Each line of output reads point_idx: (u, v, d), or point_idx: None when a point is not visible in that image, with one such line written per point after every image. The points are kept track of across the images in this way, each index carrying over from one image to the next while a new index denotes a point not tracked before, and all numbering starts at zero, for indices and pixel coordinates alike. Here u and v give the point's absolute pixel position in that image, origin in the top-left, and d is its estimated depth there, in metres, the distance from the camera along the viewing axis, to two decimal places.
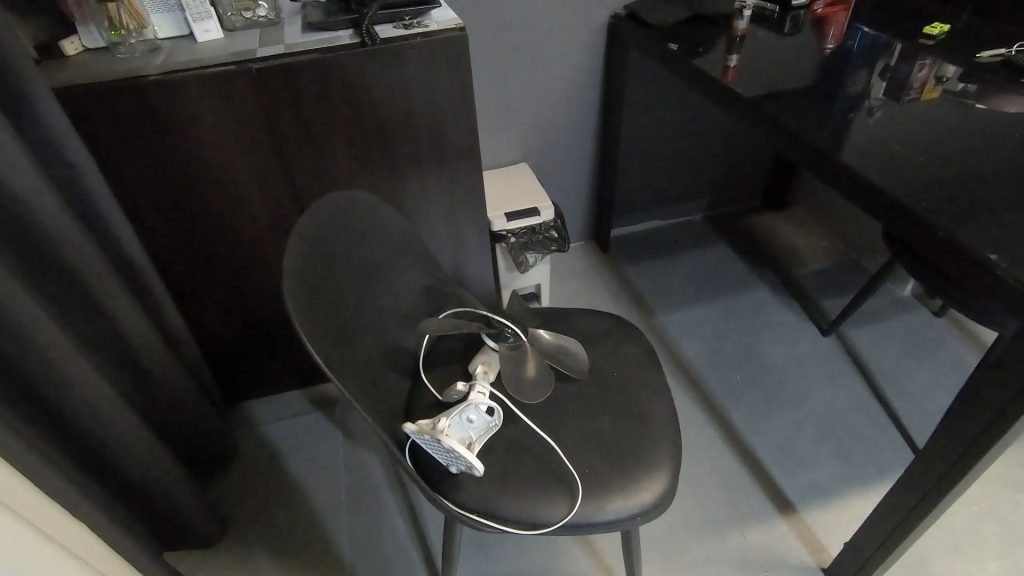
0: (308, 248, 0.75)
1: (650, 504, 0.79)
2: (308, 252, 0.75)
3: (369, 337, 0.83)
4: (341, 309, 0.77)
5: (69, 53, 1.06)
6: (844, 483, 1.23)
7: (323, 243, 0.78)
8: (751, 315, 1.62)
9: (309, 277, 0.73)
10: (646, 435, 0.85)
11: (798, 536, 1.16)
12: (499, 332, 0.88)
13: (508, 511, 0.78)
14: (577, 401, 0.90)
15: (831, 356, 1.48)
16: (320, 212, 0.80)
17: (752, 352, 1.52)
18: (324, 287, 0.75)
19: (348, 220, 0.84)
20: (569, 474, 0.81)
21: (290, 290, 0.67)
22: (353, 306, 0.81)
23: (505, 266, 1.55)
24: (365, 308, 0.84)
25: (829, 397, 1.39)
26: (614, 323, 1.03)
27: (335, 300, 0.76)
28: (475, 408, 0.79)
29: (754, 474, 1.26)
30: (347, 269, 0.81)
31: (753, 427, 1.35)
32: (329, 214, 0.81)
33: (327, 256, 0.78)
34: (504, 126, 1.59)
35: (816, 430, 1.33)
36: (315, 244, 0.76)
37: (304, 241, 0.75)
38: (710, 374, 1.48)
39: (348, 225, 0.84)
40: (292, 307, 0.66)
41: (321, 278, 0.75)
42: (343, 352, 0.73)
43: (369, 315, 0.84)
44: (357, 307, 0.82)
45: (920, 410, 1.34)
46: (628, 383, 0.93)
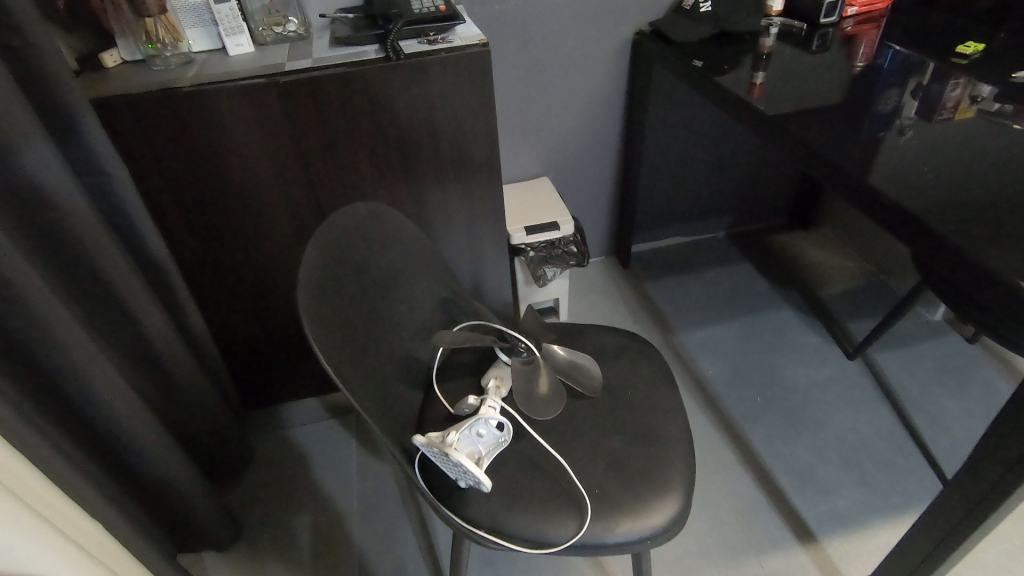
0: (325, 255, 0.76)
1: (660, 527, 0.77)
2: (325, 259, 0.76)
3: (383, 347, 0.83)
4: (355, 318, 0.78)
5: (107, 65, 1.10)
6: (868, 512, 1.19)
7: (340, 251, 0.79)
8: (773, 336, 1.59)
9: (324, 285, 0.74)
10: (658, 456, 0.84)
11: (818, 566, 1.12)
12: (513, 346, 0.88)
13: (516, 528, 0.77)
14: (589, 419, 0.89)
15: (856, 381, 1.44)
16: (340, 223, 0.81)
17: (774, 373, 1.48)
18: (340, 295, 0.76)
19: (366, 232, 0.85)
20: (579, 493, 0.80)
21: (304, 298, 0.68)
22: (368, 316, 0.82)
23: (523, 280, 1.55)
24: (380, 319, 0.84)
25: (854, 422, 1.35)
26: (630, 340, 1.02)
27: (349, 309, 0.77)
28: (485, 423, 0.78)
29: (773, 499, 1.23)
30: (363, 279, 0.82)
31: (773, 452, 1.31)
32: (347, 225, 0.82)
33: (345, 264, 0.79)
34: (527, 140, 1.60)
35: (839, 456, 1.29)
36: (332, 253, 0.78)
37: (321, 249, 0.76)
38: (729, 394, 1.45)
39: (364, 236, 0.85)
40: (305, 314, 0.66)
41: (337, 286, 0.76)
42: (356, 362, 0.74)
43: (385, 324, 0.85)
44: (372, 317, 0.82)
45: (950, 440, 1.29)
46: (642, 402, 0.91)
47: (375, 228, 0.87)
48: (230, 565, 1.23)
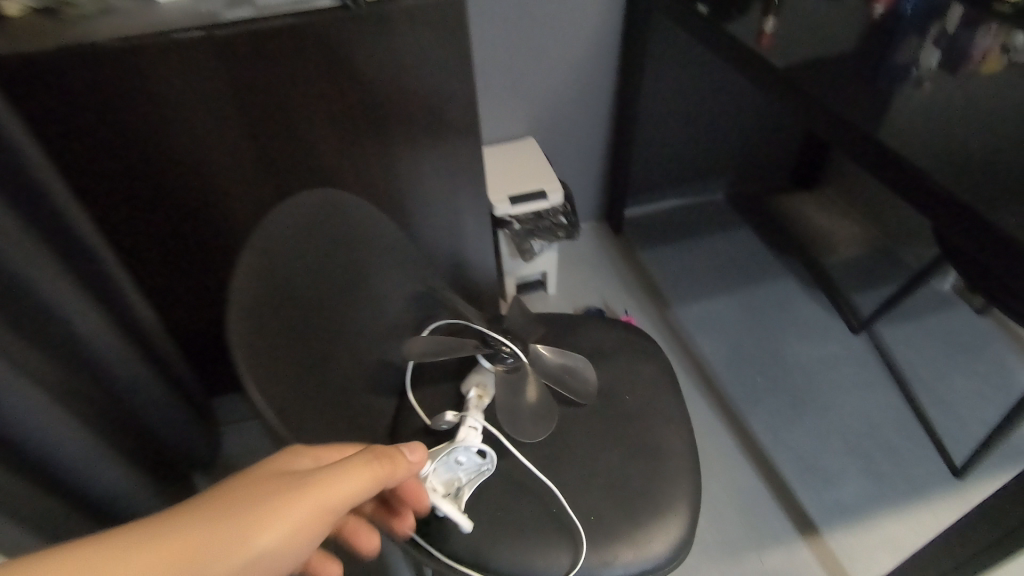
0: (267, 262, 0.63)
1: (662, 559, 0.70)
2: (267, 268, 0.63)
3: (344, 362, 0.72)
4: (307, 336, 0.66)
5: (9, 14, 0.91)
6: (873, 502, 1.13)
7: (288, 255, 0.66)
8: (773, 309, 1.50)
9: (265, 301, 0.61)
10: (661, 475, 0.76)
11: (822, 563, 1.07)
12: (495, 351, 0.77)
13: (502, 563, 0.68)
14: (583, 430, 0.80)
15: (861, 360, 1.36)
16: (289, 219, 0.68)
17: (774, 351, 1.41)
18: (285, 310, 0.63)
19: (414, 445, 0.57)
20: (573, 525, 0.70)
21: (237, 322, 0.56)
22: (330, 327, 0.70)
23: (508, 253, 1.42)
24: (341, 329, 0.72)
25: (858, 403, 1.29)
26: (626, 334, 0.91)
27: (298, 326, 0.65)
28: (464, 450, 0.68)
29: (775, 490, 1.17)
30: (317, 284, 0.70)
31: (774, 436, 1.26)
32: (298, 222, 0.69)
33: (293, 270, 0.66)
34: (509, 97, 1.44)
35: (844, 442, 1.22)
36: (276, 260, 0.64)
37: (262, 256, 0.63)
38: (727, 375, 1.39)
39: (409, 470, 0.54)
40: (238, 345, 0.54)
41: (283, 299, 0.63)
42: (304, 391, 0.63)
43: (347, 334, 0.73)
44: (329, 329, 0.70)
45: (959, 423, 1.23)
46: (640, 409, 0.82)
47: (334, 221, 0.73)
48: None
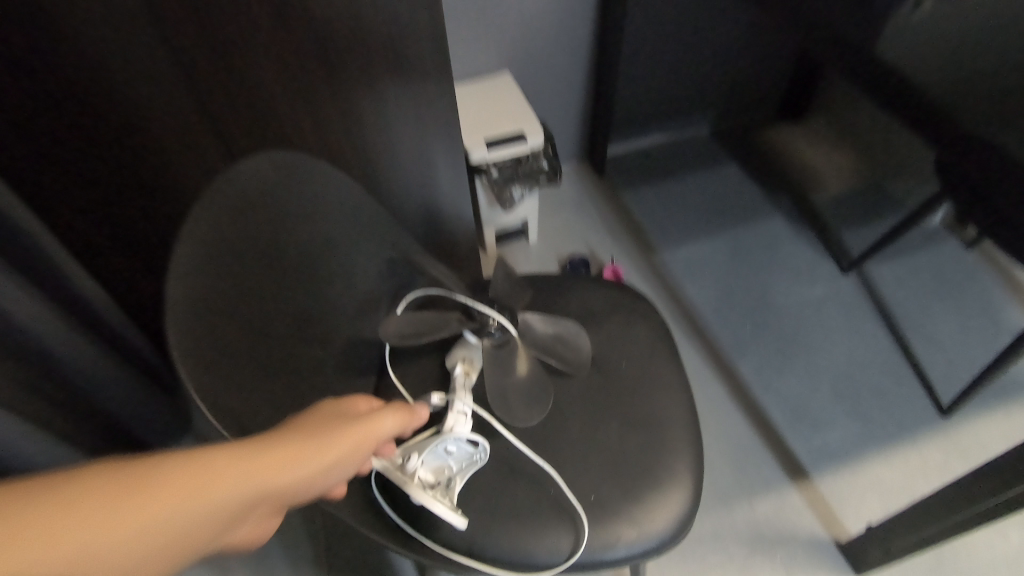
0: (206, 252, 0.53)
1: (665, 537, 0.67)
2: (206, 258, 0.53)
3: (314, 350, 0.64)
4: (266, 329, 0.58)
5: None
6: (861, 445, 1.14)
7: (232, 239, 0.56)
8: (760, 251, 1.45)
9: (209, 301, 0.51)
10: (660, 448, 0.72)
11: (812, 507, 1.08)
12: (481, 325, 0.71)
13: (500, 551, 0.65)
14: (578, 403, 0.75)
15: (849, 301, 1.34)
16: (227, 195, 0.57)
17: (763, 295, 1.38)
18: (237, 305, 0.54)
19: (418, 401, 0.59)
20: (573, 507, 0.67)
21: (176, 325, 0.47)
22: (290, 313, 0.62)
23: (486, 203, 1.32)
24: (307, 313, 0.64)
25: (847, 345, 1.27)
26: (619, 294, 0.85)
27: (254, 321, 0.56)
28: (454, 440, 0.62)
29: (766, 437, 1.16)
30: (272, 268, 0.60)
31: (763, 383, 1.25)
32: (238, 198, 0.58)
33: (241, 256, 0.56)
34: (479, 26, 1.30)
35: (832, 386, 1.22)
36: (218, 247, 0.54)
37: (201, 245, 0.52)
38: (716, 322, 1.36)
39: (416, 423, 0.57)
40: (183, 365, 0.46)
41: (230, 293, 0.54)
42: (268, 396, 0.55)
43: (314, 319, 0.65)
44: (292, 318, 0.62)
45: (946, 361, 1.23)
46: (637, 377, 0.78)
47: (283, 190, 0.62)
48: None
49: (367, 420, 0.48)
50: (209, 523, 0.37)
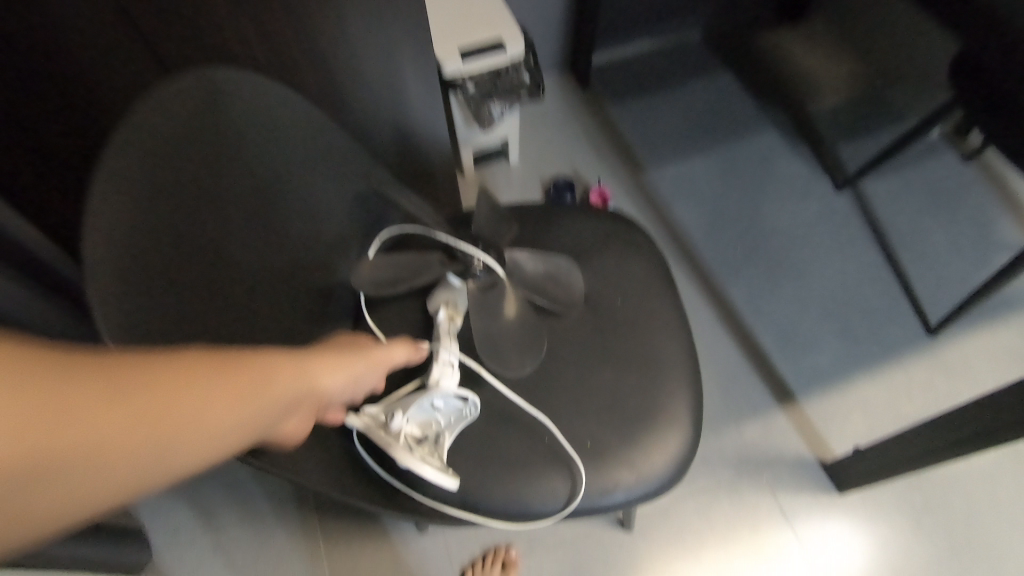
0: (127, 212, 0.46)
1: (664, 480, 0.66)
2: (128, 220, 0.46)
3: (274, 302, 0.59)
4: (216, 290, 0.53)
5: None
6: (849, 367, 1.14)
7: (158, 191, 0.48)
8: (754, 167, 1.37)
9: (139, 272, 0.46)
10: (659, 388, 0.69)
11: (798, 430, 1.09)
12: (466, 266, 0.66)
13: (494, 502, 0.63)
14: (572, 344, 0.71)
15: (842, 219, 1.30)
16: (143, 137, 0.48)
17: (755, 214, 1.32)
18: (174, 269, 0.49)
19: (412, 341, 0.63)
20: (569, 455, 0.64)
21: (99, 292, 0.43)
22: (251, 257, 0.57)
23: (462, 121, 1.20)
24: (263, 262, 0.58)
25: (838, 266, 1.24)
26: (612, 224, 0.79)
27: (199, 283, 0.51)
28: (441, 394, 0.58)
29: (755, 362, 1.16)
30: (214, 217, 0.53)
31: (753, 306, 1.22)
32: (157, 139, 0.49)
33: (173, 209, 0.49)
34: None
35: (821, 307, 1.20)
36: (150, 198, 0.47)
37: (120, 204, 0.45)
38: (707, 244, 1.29)
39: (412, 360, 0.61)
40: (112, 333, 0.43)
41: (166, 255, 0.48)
42: None
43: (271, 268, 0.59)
44: (246, 271, 0.56)
45: (934, 279, 1.22)
46: (633, 314, 0.73)
47: (213, 123, 0.53)
48: (162, 495, 1.08)
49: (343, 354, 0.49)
50: (185, 419, 0.36)
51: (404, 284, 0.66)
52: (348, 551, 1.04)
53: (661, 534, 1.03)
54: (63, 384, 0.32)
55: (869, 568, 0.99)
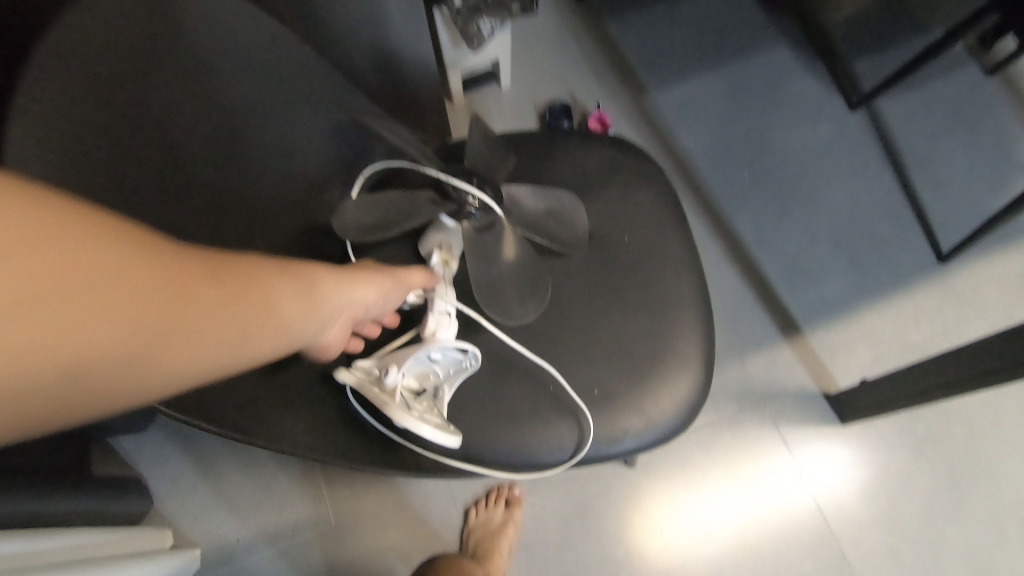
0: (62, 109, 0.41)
1: (674, 425, 0.63)
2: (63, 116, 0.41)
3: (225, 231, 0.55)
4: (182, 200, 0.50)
5: None
6: (857, 298, 1.11)
7: (102, 90, 0.44)
8: (763, 85, 1.27)
9: (72, 180, 0.42)
10: (670, 330, 0.65)
11: (803, 362, 1.08)
12: (459, 206, 0.59)
13: (499, 453, 0.60)
14: (576, 287, 0.66)
15: (855, 142, 1.22)
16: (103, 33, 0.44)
17: (764, 138, 1.24)
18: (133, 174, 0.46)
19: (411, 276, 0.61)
20: (575, 402, 0.62)
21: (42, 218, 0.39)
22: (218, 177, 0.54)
23: (448, 39, 1.09)
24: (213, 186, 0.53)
25: (849, 192, 1.18)
26: (617, 153, 0.72)
27: (136, 198, 0.47)
28: (439, 348, 0.55)
29: (760, 295, 1.12)
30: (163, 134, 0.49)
31: (760, 236, 1.17)
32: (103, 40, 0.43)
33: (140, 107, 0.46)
34: None
35: (830, 236, 1.16)
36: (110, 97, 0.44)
37: (58, 98, 0.41)
38: (712, 171, 1.22)
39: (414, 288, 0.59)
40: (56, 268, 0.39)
41: (100, 161, 0.44)
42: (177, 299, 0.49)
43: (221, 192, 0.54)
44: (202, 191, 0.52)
45: (948, 203, 1.17)
46: (641, 251, 0.68)
47: (166, 35, 0.48)
48: (158, 446, 1.06)
49: (364, 276, 0.50)
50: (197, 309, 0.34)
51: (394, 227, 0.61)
52: (350, 494, 1.04)
53: (664, 470, 1.03)
54: (113, 249, 0.31)
55: (869, 495, 1.01)
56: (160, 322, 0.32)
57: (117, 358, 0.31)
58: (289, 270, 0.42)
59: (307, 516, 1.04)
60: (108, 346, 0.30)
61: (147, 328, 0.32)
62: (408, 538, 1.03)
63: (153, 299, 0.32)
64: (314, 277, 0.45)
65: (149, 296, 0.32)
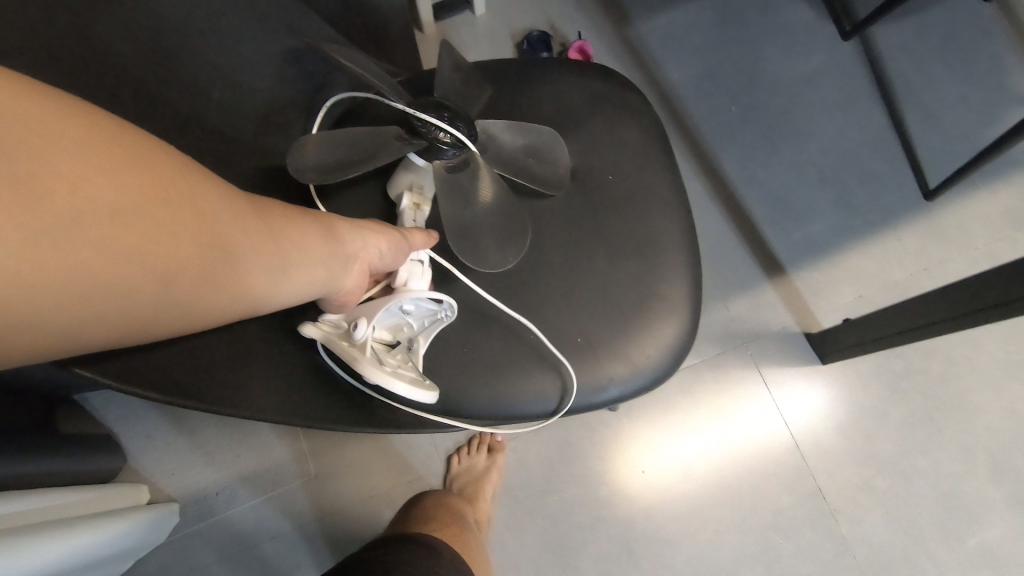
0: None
1: (660, 371, 0.61)
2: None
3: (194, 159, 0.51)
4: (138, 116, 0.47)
5: None
6: (841, 236, 1.09)
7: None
8: (754, 12, 1.20)
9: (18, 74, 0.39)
10: (656, 273, 0.62)
11: (786, 301, 1.07)
12: (430, 145, 0.53)
13: (478, 406, 0.58)
14: (558, 230, 0.62)
15: (847, 72, 1.17)
16: None
17: (753, 68, 1.18)
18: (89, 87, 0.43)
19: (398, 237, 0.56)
20: (556, 349, 0.59)
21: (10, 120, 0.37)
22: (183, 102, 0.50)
23: None
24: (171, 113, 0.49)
25: (839, 127, 1.14)
26: (600, 83, 0.66)
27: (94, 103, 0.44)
28: (412, 299, 0.51)
29: (745, 235, 1.10)
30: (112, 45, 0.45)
31: (746, 173, 1.13)
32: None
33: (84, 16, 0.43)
34: None
35: (817, 173, 1.12)
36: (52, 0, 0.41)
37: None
38: (698, 105, 1.16)
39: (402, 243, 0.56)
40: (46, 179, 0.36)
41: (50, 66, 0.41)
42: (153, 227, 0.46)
43: (178, 115, 0.50)
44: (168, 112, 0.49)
45: (939, 138, 1.14)
46: (627, 190, 0.64)
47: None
48: (128, 402, 1.02)
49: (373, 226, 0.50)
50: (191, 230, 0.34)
51: (357, 167, 0.55)
52: (331, 443, 1.03)
53: (648, 412, 1.04)
54: (106, 157, 0.30)
55: (845, 430, 1.03)
56: (136, 240, 0.31)
57: (85, 274, 0.30)
58: (283, 213, 0.42)
59: (289, 467, 1.02)
60: (79, 257, 0.29)
61: (123, 245, 0.31)
62: (392, 485, 1.03)
63: (129, 217, 0.31)
64: (318, 225, 0.45)
65: (127, 212, 0.31)
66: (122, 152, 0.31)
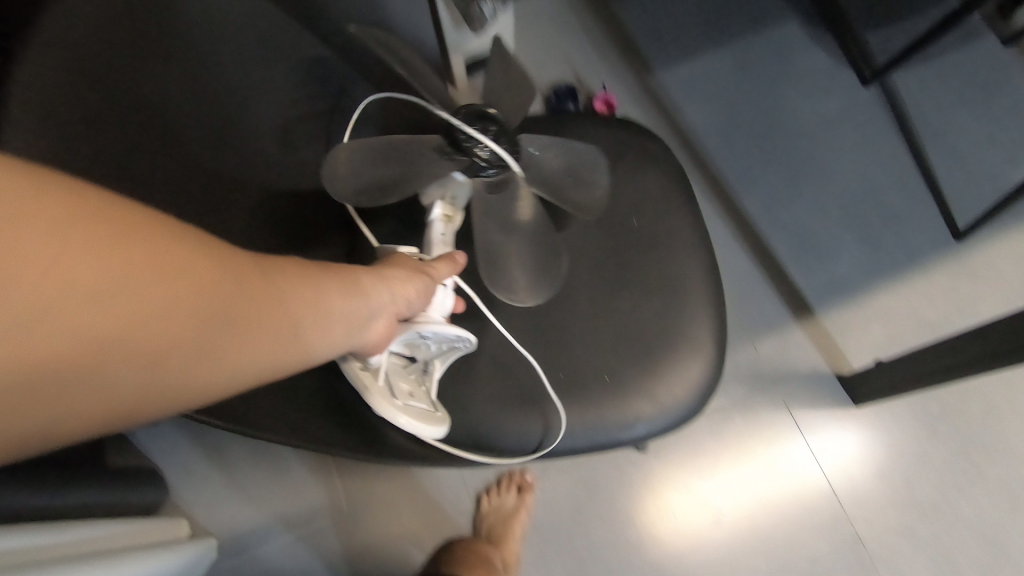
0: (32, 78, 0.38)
1: (687, 408, 0.63)
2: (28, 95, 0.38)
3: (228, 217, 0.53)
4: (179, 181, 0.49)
5: None
6: (868, 277, 1.09)
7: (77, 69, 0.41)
8: (773, 62, 1.24)
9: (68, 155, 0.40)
10: (681, 313, 0.64)
11: (814, 342, 1.07)
12: (470, 160, 0.54)
13: (506, 439, 0.60)
14: (584, 271, 0.65)
15: (868, 117, 1.20)
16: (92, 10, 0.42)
17: (774, 115, 1.21)
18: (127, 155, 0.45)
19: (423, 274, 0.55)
20: (582, 387, 0.61)
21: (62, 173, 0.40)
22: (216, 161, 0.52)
23: (451, 22, 1.06)
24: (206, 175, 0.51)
25: (862, 170, 1.16)
26: (623, 133, 0.70)
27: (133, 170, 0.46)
28: (427, 332, 0.52)
29: (771, 276, 1.11)
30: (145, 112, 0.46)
31: (770, 215, 1.15)
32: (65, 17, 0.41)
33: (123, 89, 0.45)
34: None
35: (843, 214, 1.14)
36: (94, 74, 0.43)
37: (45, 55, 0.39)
38: (720, 151, 1.20)
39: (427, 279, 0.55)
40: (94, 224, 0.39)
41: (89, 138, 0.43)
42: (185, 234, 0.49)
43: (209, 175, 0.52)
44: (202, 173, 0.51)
45: (965, 178, 1.14)
46: (651, 233, 0.67)
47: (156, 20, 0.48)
48: (171, 440, 1.06)
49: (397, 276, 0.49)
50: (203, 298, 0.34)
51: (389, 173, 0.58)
52: (362, 480, 1.05)
53: (677, 455, 1.03)
54: (112, 235, 0.30)
55: (883, 474, 1.00)
56: (142, 315, 0.31)
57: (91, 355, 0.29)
58: (299, 270, 0.41)
59: (321, 505, 1.05)
60: (83, 340, 0.29)
61: (119, 319, 0.30)
62: (421, 523, 1.04)
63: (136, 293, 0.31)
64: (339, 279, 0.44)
65: (134, 289, 0.31)
66: (126, 229, 0.31)
